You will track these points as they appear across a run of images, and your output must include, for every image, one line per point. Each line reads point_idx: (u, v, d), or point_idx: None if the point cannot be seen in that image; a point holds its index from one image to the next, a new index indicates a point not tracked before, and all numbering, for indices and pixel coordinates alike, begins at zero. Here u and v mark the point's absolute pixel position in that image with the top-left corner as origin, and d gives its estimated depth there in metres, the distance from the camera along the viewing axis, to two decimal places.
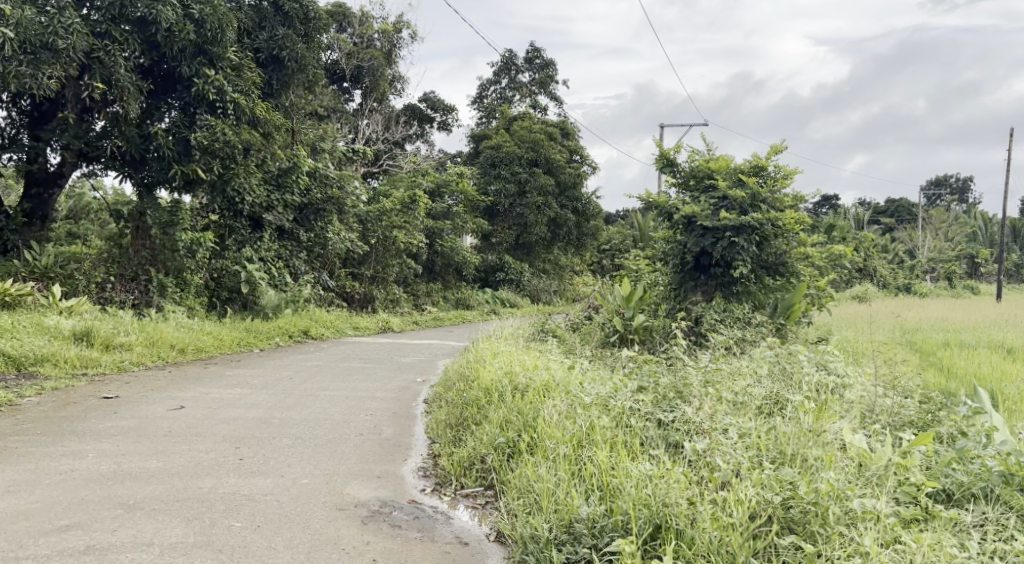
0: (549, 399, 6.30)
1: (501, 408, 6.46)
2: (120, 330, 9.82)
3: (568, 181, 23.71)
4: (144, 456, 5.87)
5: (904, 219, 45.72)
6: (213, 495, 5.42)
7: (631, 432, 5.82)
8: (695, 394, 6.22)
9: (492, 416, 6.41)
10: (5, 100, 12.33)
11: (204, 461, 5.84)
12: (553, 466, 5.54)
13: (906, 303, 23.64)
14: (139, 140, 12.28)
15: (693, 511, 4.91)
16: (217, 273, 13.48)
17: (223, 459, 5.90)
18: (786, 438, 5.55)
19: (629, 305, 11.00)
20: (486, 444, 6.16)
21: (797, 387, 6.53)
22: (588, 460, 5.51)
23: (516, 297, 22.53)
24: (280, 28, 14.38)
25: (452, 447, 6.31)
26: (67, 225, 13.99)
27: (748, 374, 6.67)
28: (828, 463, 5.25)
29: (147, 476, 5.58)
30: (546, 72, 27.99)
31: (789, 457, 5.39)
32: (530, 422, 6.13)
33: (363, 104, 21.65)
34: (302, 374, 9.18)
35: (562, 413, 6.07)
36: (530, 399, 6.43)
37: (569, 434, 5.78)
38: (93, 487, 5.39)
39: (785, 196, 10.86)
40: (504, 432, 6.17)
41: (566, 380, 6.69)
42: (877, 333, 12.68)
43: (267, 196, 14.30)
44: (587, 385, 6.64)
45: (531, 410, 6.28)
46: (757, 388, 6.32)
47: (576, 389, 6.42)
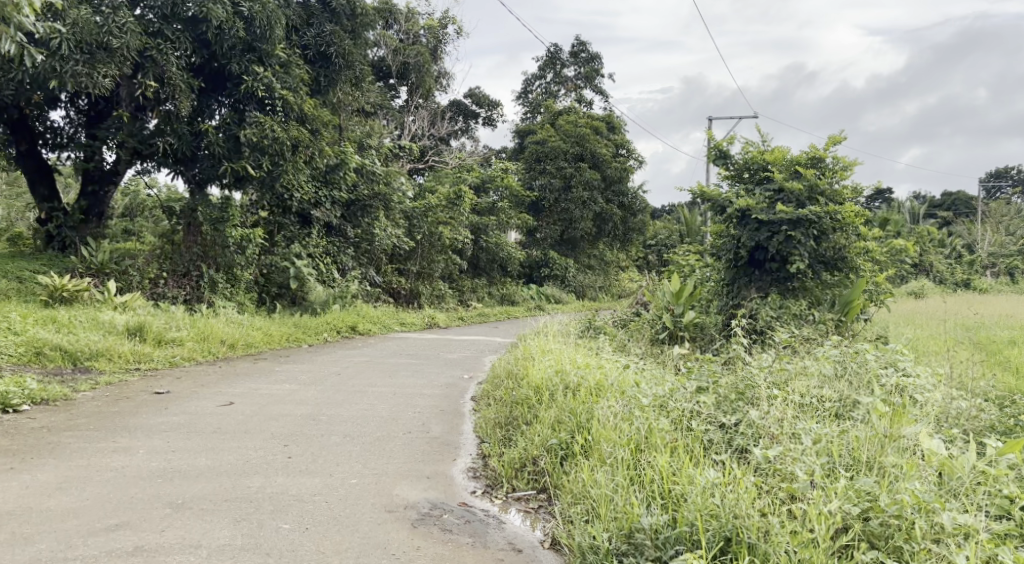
0: (603, 400, 6.15)
1: (553, 408, 6.33)
2: (172, 326, 9.87)
3: (615, 176, 23.51)
4: (194, 453, 5.85)
5: (960, 212, 44.62)
6: (261, 495, 5.37)
7: (692, 436, 5.65)
8: (759, 397, 6.02)
9: (543, 416, 6.28)
10: (64, 100, 12.65)
11: (253, 460, 5.81)
12: (612, 472, 5.40)
13: (962, 299, 23.11)
14: (190, 137, 12.36)
15: (767, 523, 4.75)
16: (267, 268, 13.54)
17: (271, 457, 5.86)
18: (859, 443, 5.37)
19: (679, 301, 10.85)
20: (539, 445, 6.03)
21: (860, 387, 6.31)
22: (647, 465, 5.37)
23: (562, 293, 22.39)
24: (327, 25, 14.38)
25: (502, 448, 6.21)
26: (121, 222, 14.15)
27: (809, 373, 6.47)
28: (910, 473, 5.05)
29: (195, 474, 5.55)
30: (591, 66, 27.77)
31: (866, 466, 5.20)
32: (583, 423, 6.00)
33: (409, 100, 21.66)
34: (350, 370, 9.15)
35: (617, 414, 5.92)
36: (582, 399, 6.29)
37: (626, 438, 5.62)
38: (143, 485, 5.37)
39: (844, 188, 10.60)
40: (557, 433, 6.04)
41: (618, 380, 6.54)
42: (936, 330, 12.32)
43: (315, 192, 14.37)
44: (641, 385, 6.48)
45: (584, 410, 6.14)
46: (823, 391, 6.11)
47: (631, 389, 6.27)
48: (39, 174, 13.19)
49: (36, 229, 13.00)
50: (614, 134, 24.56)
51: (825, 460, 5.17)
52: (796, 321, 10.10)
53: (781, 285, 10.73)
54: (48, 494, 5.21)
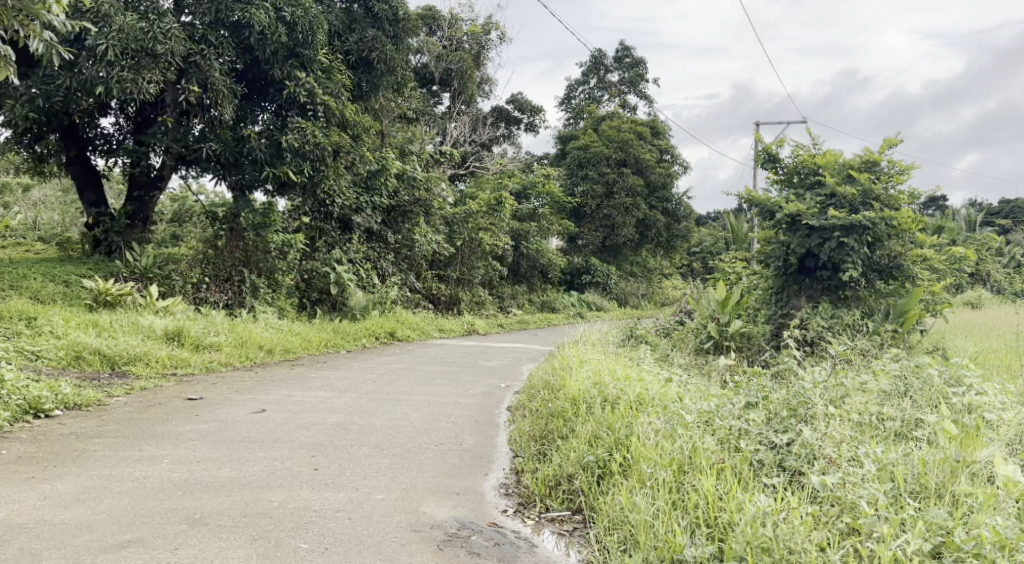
0: (643, 415, 5.90)
1: (590, 421, 6.09)
2: (211, 331, 9.80)
3: (658, 182, 23.19)
4: (218, 464, 5.71)
5: (1018, 219, 43.39)
6: (283, 511, 5.21)
7: (739, 456, 5.39)
8: (814, 415, 5.72)
9: (580, 431, 6.04)
10: (114, 107, 12.67)
11: (277, 471, 5.65)
12: (652, 496, 5.18)
13: (1018, 310, 22.38)
14: (233, 142, 12.30)
15: (825, 560, 4.56)
16: (308, 274, 13.45)
17: (297, 469, 5.70)
18: (925, 468, 5.11)
19: (725, 311, 10.80)
20: (574, 462, 5.79)
21: (921, 405, 5.99)
22: (690, 488, 5.14)
23: (604, 301, 22.07)
24: (370, 30, 14.29)
25: (536, 464, 5.98)
26: (167, 225, 14.15)
27: (863, 388, 6.15)
28: (989, 504, 4.79)
29: (217, 486, 5.41)
30: (636, 71, 27.45)
31: (935, 497, 4.95)
32: (622, 439, 5.75)
33: (452, 106, 21.56)
34: (386, 378, 8.97)
35: (658, 431, 5.67)
36: (621, 412, 6.04)
37: (668, 458, 5.37)
38: (162, 498, 5.24)
39: (900, 193, 10.20)
40: (594, 449, 5.79)
41: (659, 392, 6.27)
42: (993, 342, 11.84)
43: (357, 197, 14.27)
44: (684, 399, 6.20)
45: (623, 425, 5.89)
46: (880, 407, 5.80)
47: (674, 404, 6.01)
48: (87, 179, 13.21)
49: (83, 234, 13.03)
50: (658, 140, 24.22)
51: (888, 488, 4.92)
52: (848, 331, 9.72)
53: (832, 294, 10.37)
54: (64, 506, 5.10)
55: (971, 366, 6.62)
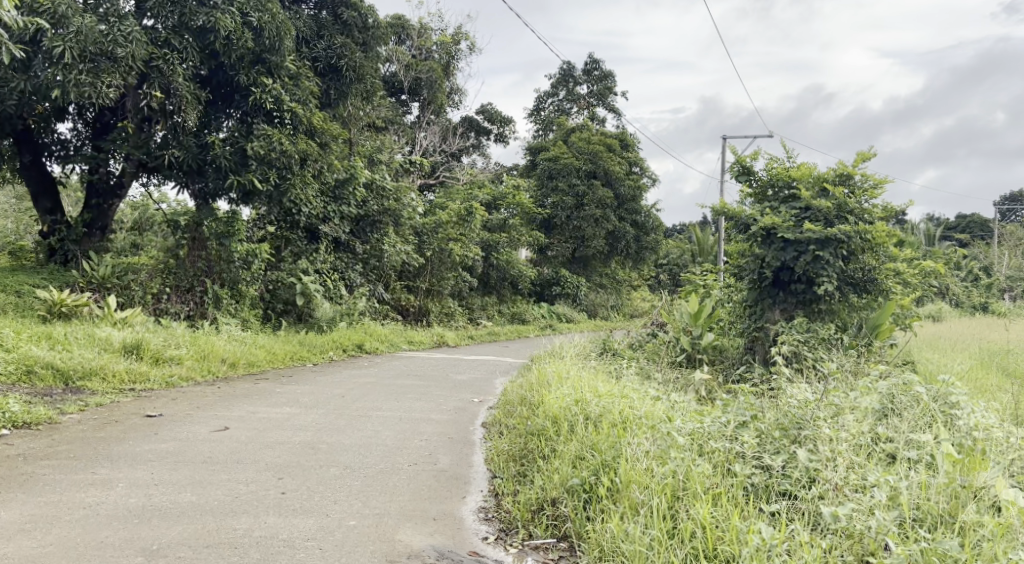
0: (630, 435, 5.71)
1: (573, 442, 5.89)
2: (172, 343, 9.46)
3: (627, 194, 23.15)
4: (178, 487, 5.42)
5: (977, 233, 44.04)
6: (248, 539, 4.94)
7: (734, 483, 5.25)
8: (807, 436, 5.58)
9: (563, 451, 5.84)
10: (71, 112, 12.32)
11: (242, 496, 5.37)
12: (645, 524, 5.02)
13: (981, 323, 22.61)
14: (196, 149, 11.94)
15: None
16: (273, 284, 13.16)
17: (263, 493, 5.42)
18: (929, 493, 5.04)
19: (697, 324, 10.82)
20: (559, 484, 5.58)
21: (913, 424, 5.87)
22: (686, 516, 5.00)
23: (573, 313, 21.89)
24: (338, 36, 14.04)
25: (517, 487, 5.77)
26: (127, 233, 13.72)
27: (851, 406, 6.00)
28: (1000, 534, 4.72)
29: (176, 513, 5.12)
30: (605, 84, 27.43)
31: (942, 526, 4.89)
32: (609, 462, 5.55)
33: (421, 116, 21.29)
34: (355, 392, 8.68)
35: (647, 452, 5.49)
36: (606, 433, 5.85)
37: (660, 483, 5.20)
38: (115, 527, 4.95)
39: (874, 207, 10.13)
40: (579, 471, 5.60)
41: (645, 411, 6.08)
42: (963, 356, 11.85)
43: (324, 207, 13.99)
44: (670, 419, 6.02)
45: (609, 446, 5.69)
46: (872, 427, 5.67)
47: (661, 424, 5.82)
48: (43, 186, 12.78)
49: (38, 242, 12.55)
50: (627, 152, 24.17)
51: (894, 516, 4.85)
52: (825, 345, 9.62)
53: (807, 307, 10.27)
54: (8, 537, 4.79)
55: (956, 383, 6.49)
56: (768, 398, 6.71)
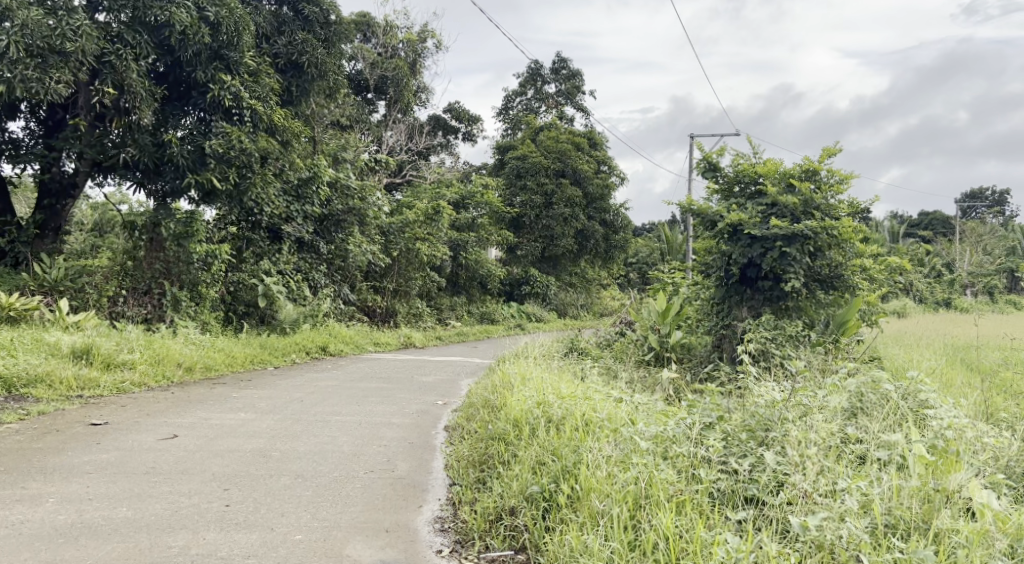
0: (591, 439, 5.55)
1: (533, 447, 5.71)
2: (124, 347, 9.15)
3: (596, 193, 23.02)
4: (113, 502, 5.20)
5: (940, 229, 44.52)
6: (183, 558, 4.75)
7: (699, 490, 5.10)
8: (776, 439, 5.43)
9: (524, 457, 5.66)
10: (22, 109, 11.87)
11: (182, 509, 5.17)
12: (606, 535, 4.87)
13: (946, 318, 22.80)
14: (153, 148, 11.57)
15: None
16: (234, 286, 12.84)
17: (206, 506, 5.23)
18: (899, 497, 4.92)
19: (665, 322, 10.84)
20: (518, 492, 5.40)
21: (884, 424, 5.75)
22: (649, 526, 4.84)
23: (543, 312, 21.73)
24: (299, 32, 13.75)
25: (476, 495, 5.56)
26: (85, 234, 13.17)
27: (821, 406, 5.84)
28: (975, 540, 4.60)
29: (108, 530, 4.92)
30: (573, 83, 27.29)
31: (915, 531, 4.78)
32: (570, 468, 5.39)
33: (388, 114, 20.99)
34: (315, 396, 8.44)
35: (608, 458, 5.32)
36: (569, 436, 5.68)
37: (621, 491, 5.05)
38: (40, 547, 4.75)
39: (840, 203, 10.04)
40: (539, 479, 5.42)
41: (608, 414, 5.91)
42: (929, 352, 11.84)
43: (286, 206, 13.68)
44: (634, 422, 5.85)
45: (570, 452, 5.52)
46: (841, 428, 5.54)
47: (625, 428, 5.66)
48: None
49: None
50: (596, 150, 24.03)
51: (865, 524, 4.73)
52: (792, 343, 9.52)
53: (774, 305, 10.16)
54: None
55: (925, 380, 6.37)
56: (736, 398, 6.56)
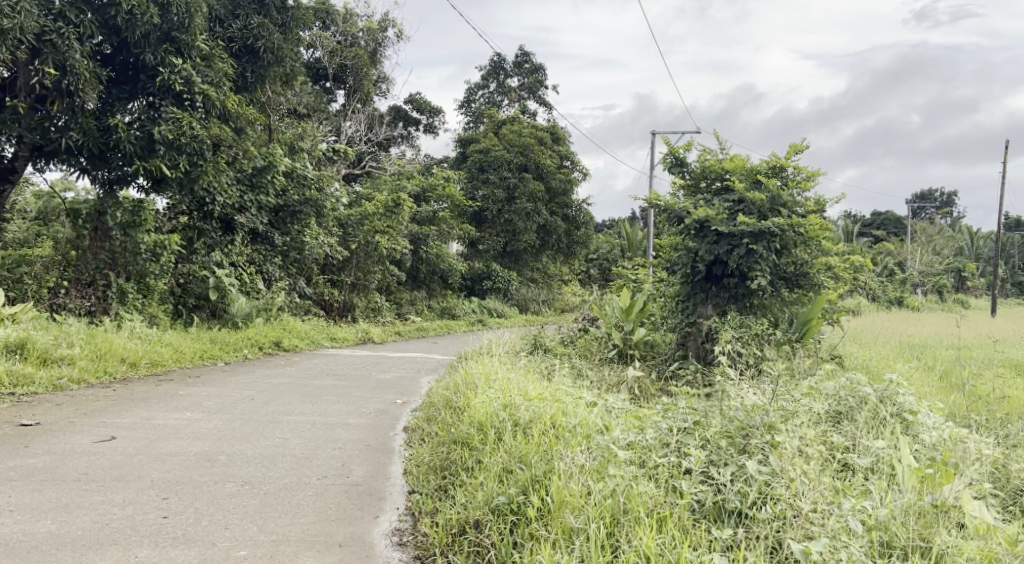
0: (562, 446, 5.35)
1: (499, 453, 5.48)
2: (63, 341, 8.72)
3: (559, 188, 22.76)
4: (37, 514, 4.97)
5: (892, 229, 45.10)
6: None
7: (678, 504, 4.90)
8: (759, 449, 5.28)
9: (489, 465, 5.41)
10: None
11: (114, 523, 4.94)
12: (581, 556, 4.62)
13: (902, 317, 23.00)
14: (98, 132, 10.97)
15: None
16: (185, 278, 12.37)
17: (141, 519, 4.99)
18: (893, 515, 4.84)
19: (629, 318, 10.63)
20: (483, 502, 5.14)
21: (868, 434, 5.66)
22: (629, 547, 4.62)
23: (504, 308, 21.43)
24: (255, 16, 13.26)
25: (437, 506, 5.32)
26: (28, 224, 12.12)
27: (798, 413, 5.69)
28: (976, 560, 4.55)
29: (28, 548, 4.69)
30: (536, 77, 27.00)
31: (913, 548, 4.68)
32: (540, 477, 5.16)
33: (347, 104, 20.51)
34: (266, 394, 8.07)
35: (581, 467, 5.12)
36: (537, 442, 5.47)
37: (597, 507, 4.82)
38: None
39: (808, 200, 9.85)
40: (505, 488, 5.17)
41: (580, 419, 5.71)
42: (888, 350, 11.79)
43: (240, 196, 13.21)
44: (608, 428, 5.66)
45: (538, 459, 5.32)
46: (815, 436, 5.39)
47: (598, 435, 5.48)
48: None
49: None
50: (559, 145, 23.77)
51: (863, 545, 4.60)
52: (758, 341, 9.37)
53: (739, 303, 9.96)
54: None
55: (896, 383, 6.20)
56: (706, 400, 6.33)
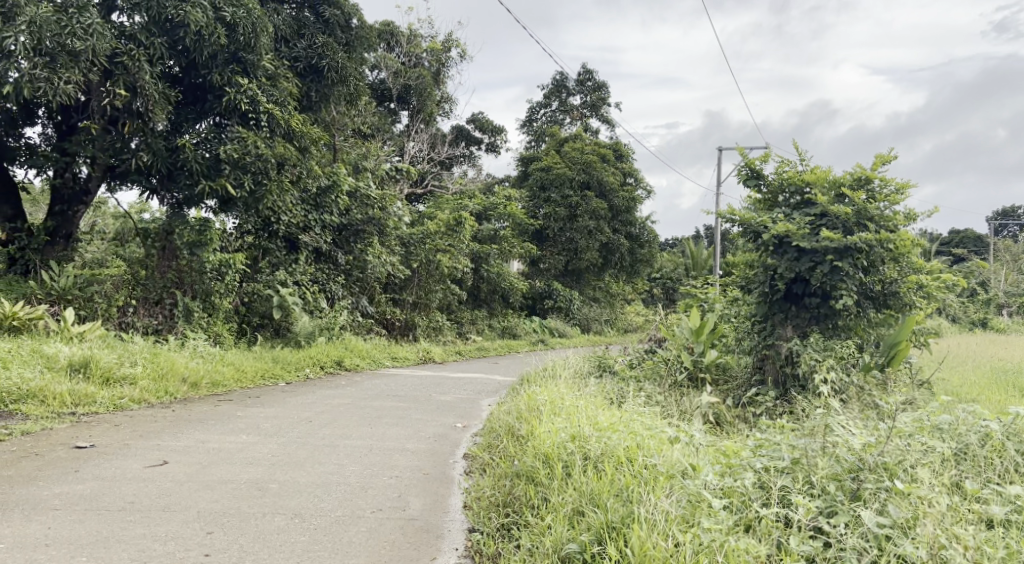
0: (646, 489, 5.05)
1: (568, 494, 5.20)
2: (126, 360, 8.61)
3: (622, 206, 22.30)
4: (75, 549, 4.77)
5: (969, 247, 43.44)
6: None
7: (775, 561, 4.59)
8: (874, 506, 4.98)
9: (558, 505, 5.17)
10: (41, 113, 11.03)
11: (153, 559, 4.73)
12: None
13: (982, 338, 21.94)
14: (166, 153, 10.92)
15: None
16: (249, 297, 12.29)
17: (182, 555, 4.77)
18: None
19: (699, 340, 10.13)
20: (551, 549, 4.90)
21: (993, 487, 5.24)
22: None
23: (567, 327, 21.00)
24: (319, 36, 13.18)
25: (506, 551, 5.04)
26: (105, 246, 11.79)
27: (909, 461, 5.31)
28: None
29: None
30: (599, 95, 26.63)
31: None
32: (617, 524, 4.89)
33: (410, 125, 20.33)
34: (325, 416, 7.81)
35: (665, 513, 4.84)
36: (610, 481, 5.18)
37: (683, 556, 4.57)
38: None
39: (896, 214, 9.27)
40: (576, 534, 4.93)
41: (661, 458, 5.35)
42: (972, 374, 11.12)
43: (304, 215, 13.13)
44: (694, 469, 5.29)
45: (616, 502, 5.03)
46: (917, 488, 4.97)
47: (681, 476, 5.15)
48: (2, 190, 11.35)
49: None
50: (622, 163, 23.35)
51: None
52: (844, 365, 8.89)
53: (822, 323, 9.41)
54: None
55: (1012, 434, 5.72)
56: (793, 435, 5.84)
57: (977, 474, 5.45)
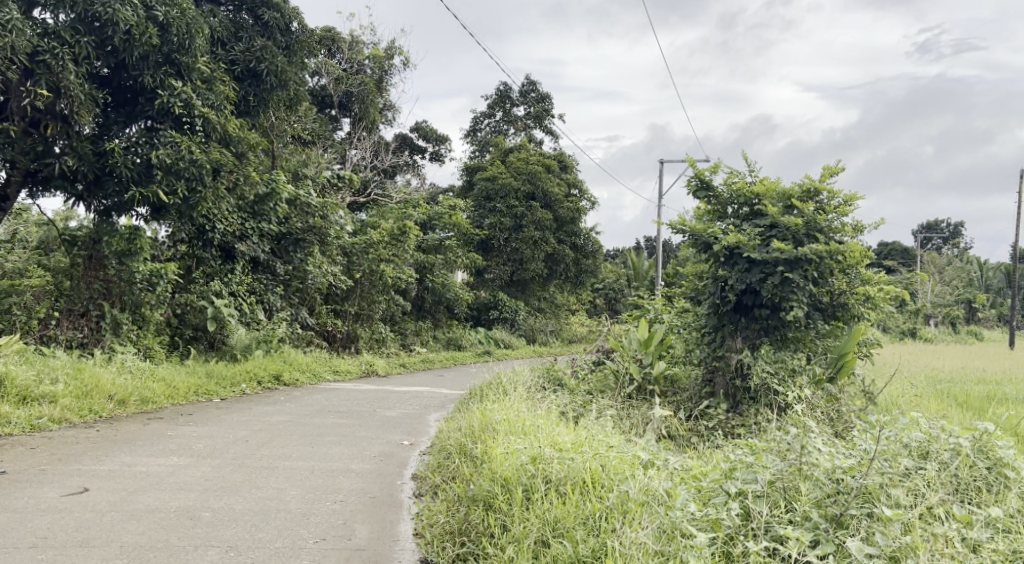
0: (614, 522, 4.83)
1: (530, 523, 4.97)
2: (46, 376, 8.10)
3: (567, 217, 22.16)
4: None
5: (900, 258, 44.44)
6: None
7: None
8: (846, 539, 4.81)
9: (521, 535, 4.92)
10: None
11: None
12: None
13: (919, 348, 22.28)
14: (94, 158, 10.36)
15: None
16: (181, 308, 11.76)
17: None
18: None
19: (647, 351, 9.96)
20: None
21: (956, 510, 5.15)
22: None
23: (512, 338, 20.74)
24: (258, 39, 12.75)
25: None
26: (28, 253, 11.16)
27: (874, 485, 5.18)
28: None
29: None
30: (542, 106, 26.48)
31: None
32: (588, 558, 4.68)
33: (352, 132, 19.90)
34: (262, 434, 7.41)
35: (638, 544, 4.64)
36: (570, 509, 5.00)
37: None
38: None
39: (845, 225, 9.20)
40: None
41: (628, 484, 5.08)
42: (918, 386, 11.14)
43: (240, 224, 12.68)
44: (657, 493, 5.07)
45: (586, 535, 4.81)
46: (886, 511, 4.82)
47: (644, 506, 4.92)
48: None
49: None
50: (567, 173, 23.22)
51: None
52: (795, 378, 8.80)
53: (772, 334, 9.28)
54: None
55: (967, 458, 5.64)
56: (755, 458, 5.62)
57: (946, 493, 5.34)
